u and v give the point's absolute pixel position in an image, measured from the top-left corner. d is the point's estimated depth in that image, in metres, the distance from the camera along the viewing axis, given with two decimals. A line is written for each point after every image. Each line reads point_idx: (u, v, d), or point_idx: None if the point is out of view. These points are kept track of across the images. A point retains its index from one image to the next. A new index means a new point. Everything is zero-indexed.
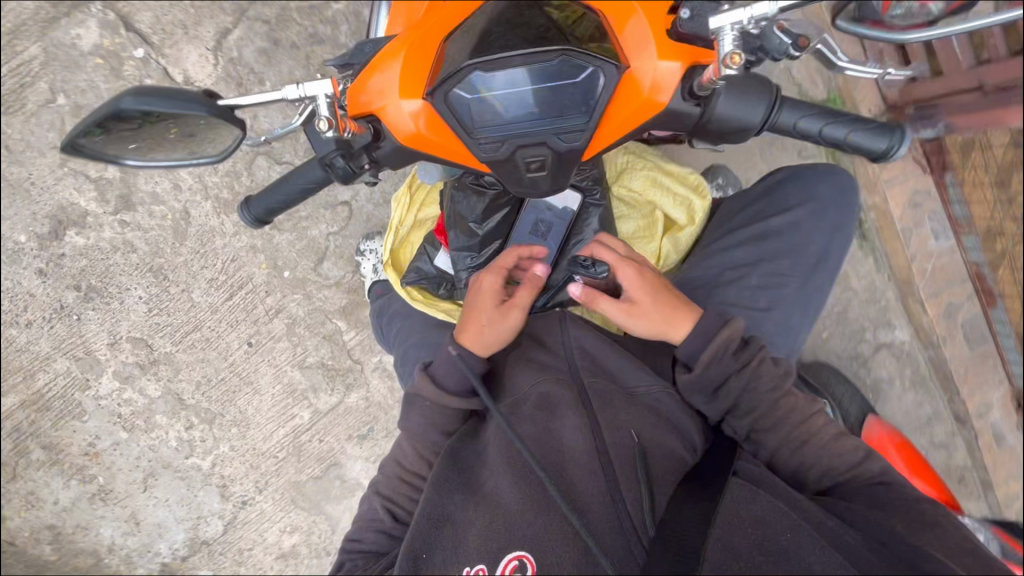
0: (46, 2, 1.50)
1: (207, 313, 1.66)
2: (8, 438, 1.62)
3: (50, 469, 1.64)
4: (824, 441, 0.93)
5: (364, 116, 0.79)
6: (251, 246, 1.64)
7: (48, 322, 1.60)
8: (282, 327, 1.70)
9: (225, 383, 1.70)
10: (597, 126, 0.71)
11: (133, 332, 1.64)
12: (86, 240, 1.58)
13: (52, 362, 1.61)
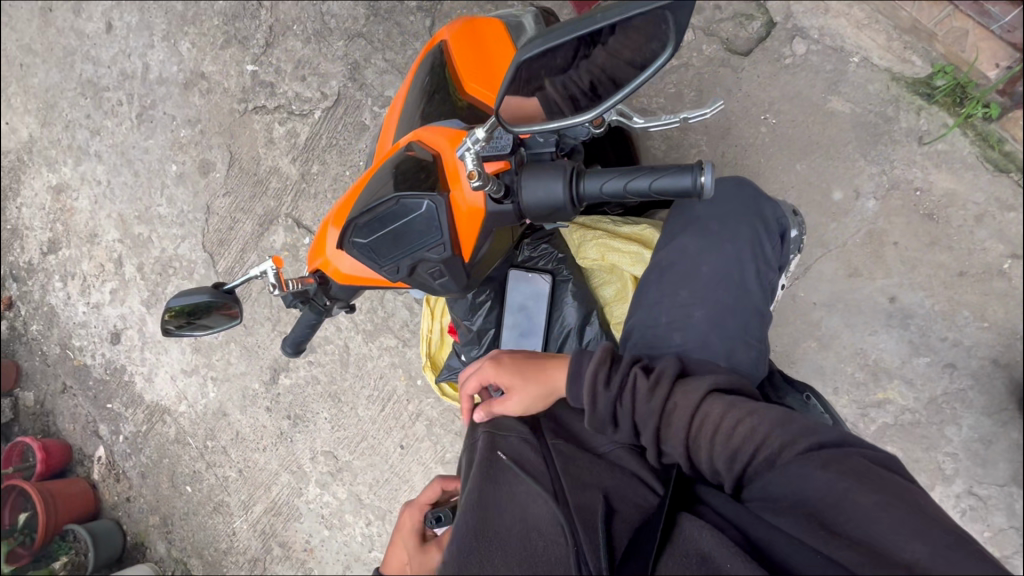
0: (258, 225, 2.25)
1: (370, 424, 2.05)
2: (260, 537, 2.17)
3: (286, 563, 2.13)
4: (744, 454, 0.74)
5: (314, 269, 0.98)
6: (392, 362, 2.02)
7: (275, 446, 2.17)
8: (423, 428, 1.99)
9: (389, 483, 2.02)
10: (454, 236, 0.86)
11: (325, 446, 2.10)
12: (291, 379, 2.16)
13: (279, 476, 2.15)
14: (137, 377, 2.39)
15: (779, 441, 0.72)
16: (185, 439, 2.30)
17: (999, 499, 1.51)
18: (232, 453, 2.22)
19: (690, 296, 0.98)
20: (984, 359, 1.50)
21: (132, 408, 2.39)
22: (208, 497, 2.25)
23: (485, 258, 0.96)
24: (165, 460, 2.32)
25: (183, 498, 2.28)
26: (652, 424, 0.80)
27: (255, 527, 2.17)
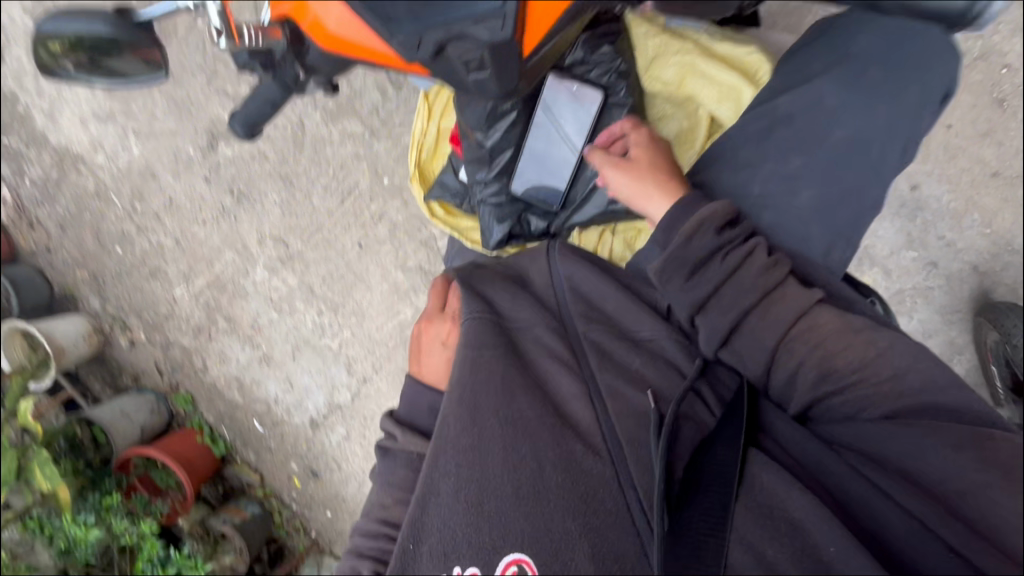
0: None
1: (326, 217, 1.87)
2: (202, 308, 2.06)
3: (231, 335, 2.06)
4: (828, 365, 0.84)
5: (282, 19, 0.71)
6: (356, 154, 1.79)
7: (217, 221, 1.96)
8: (386, 231, 1.84)
9: (344, 279, 1.92)
10: (519, 7, 0.61)
11: (274, 231, 1.92)
12: (233, 151, 1.87)
13: (222, 253, 1.99)
14: (36, 114, 1.97)
15: (860, 355, 0.83)
16: (108, 197, 2.02)
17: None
18: (167, 221, 2.00)
19: (789, 151, 1.02)
20: (963, 263, 1.50)
21: (35, 149, 2.02)
22: (142, 262, 2.08)
23: (543, 59, 0.72)
24: (87, 216, 2.06)
25: (112, 258, 2.09)
26: (724, 290, 0.88)
27: (196, 299, 2.06)
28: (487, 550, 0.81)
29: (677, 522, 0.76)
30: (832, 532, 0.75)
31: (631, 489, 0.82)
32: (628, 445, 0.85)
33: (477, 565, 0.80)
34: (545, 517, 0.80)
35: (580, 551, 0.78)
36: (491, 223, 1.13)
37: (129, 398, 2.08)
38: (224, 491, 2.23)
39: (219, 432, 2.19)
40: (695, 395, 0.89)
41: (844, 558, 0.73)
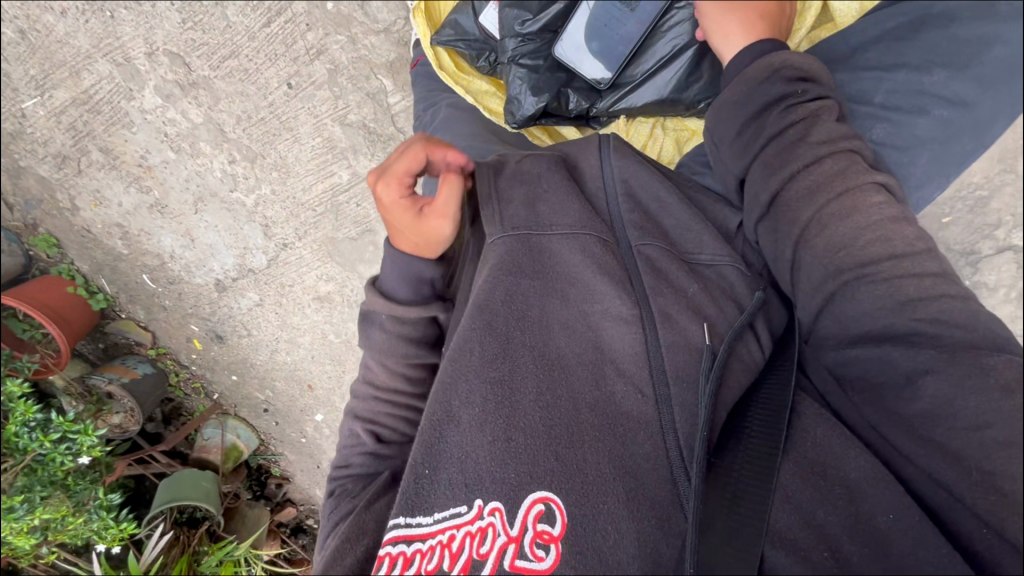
0: None
1: (245, 38, 1.50)
2: (68, 132, 1.62)
3: (112, 174, 1.67)
4: (859, 253, 0.69)
5: None
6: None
7: (82, 14, 1.49)
8: (324, 73, 1.52)
9: (265, 124, 1.59)
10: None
11: (169, 45, 1.51)
12: None
13: (93, 63, 1.53)
14: None
15: (903, 248, 0.67)
16: None
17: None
18: (1, 1, 1.48)
19: (929, 61, 0.89)
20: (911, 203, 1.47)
21: None
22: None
23: None
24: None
25: None
26: (774, 148, 0.78)
27: (55, 118, 1.60)
28: (509, 491, 0.64)
29: (728, 472, 0.61)
30: (886, 500, 0.62)
31: (679, 432, 0.67)
32: (677, 378, 0.69)
33: (497, 506, 0.64)
34: (578, 451, 0.65)
35: (617, 496, 0.62)
36: (524, 93, 1.07)
37: None
38: (105, 347, 1.97)
39: (97, 284, 1.86)
40: (750, 334, 0.76)
41: (905, 533, 0.59)
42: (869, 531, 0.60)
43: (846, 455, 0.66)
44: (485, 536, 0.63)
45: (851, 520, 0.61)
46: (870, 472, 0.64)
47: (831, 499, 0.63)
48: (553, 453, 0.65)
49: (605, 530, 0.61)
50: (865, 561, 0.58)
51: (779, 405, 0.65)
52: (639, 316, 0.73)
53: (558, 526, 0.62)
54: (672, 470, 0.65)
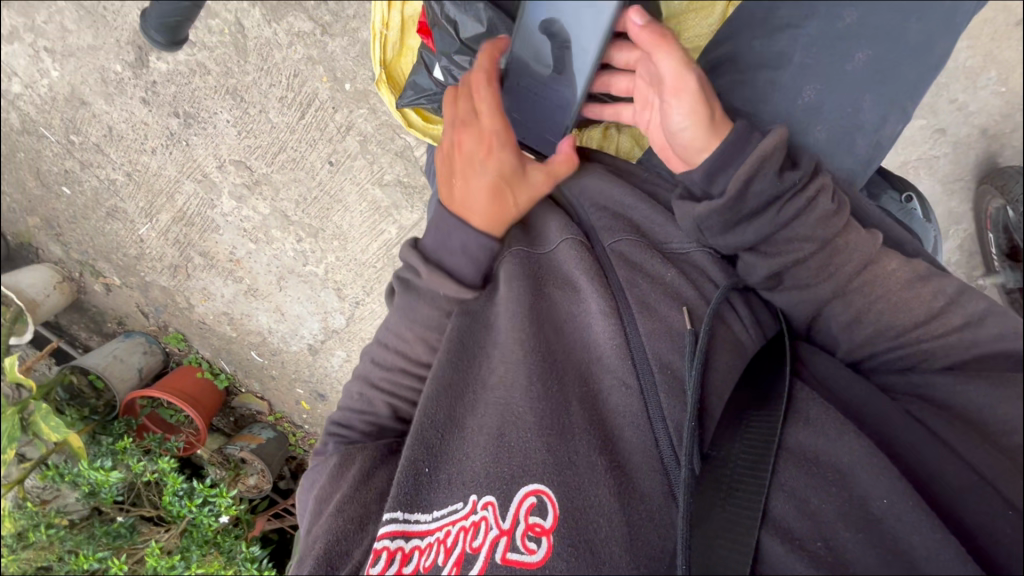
0: None
1: (287, 134, 1.70)
2: (175, 245, 1.94)
3: (212, 271, 1.97)
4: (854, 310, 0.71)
5: None
6: (309, 59, 1.60)
7: (166, 149, 1.78)
8: (356, 145, 1.69)
9: (319, 202, 1.79)
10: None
11: (233, 155, 1.76)
12: (167, 65, 1.66)
13: (182, 185, 1.83)
14: None
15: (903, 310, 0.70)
16: (39, 134, 1.81)
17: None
18: (109, 154, 1.82)
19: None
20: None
21: None
22: (95, 201, 1.90)
23: None
24: (22, 156, 1.86)
25: (63, 201, 1.91)
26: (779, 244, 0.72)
27: (165, 235, 1.93)
28: (503, 483, 0.68)
29: (726, 459, 0.60)
30: (886, 481, 0.58)
31: (666, 420, 0.69)
32: (664, 371, 0.72)
33: (490, 499, 0.68)
34: (567, 445, 0.68)
35: (605, 489, 0.64)
36: None
37: (116, 343, 2.00)
38: (235, 419, 2.28)
39: (219, 367, 2.16)
40: (731, 317, 0.76)
41: (905, 516, 0.56)
42: (861, 515, 0.58)
43: (838, 432, 0.63)
44: (478, 531, 0.66)
45: (844, 504, 0.59)
46: (864, 451, 0.60)
47: (823, 479, 0.61)
48: (543, 446, 0.68)
49: (594, 520, 0.63)
50: (860, 543, 0.57)
51: (767, 389, 0.65)
52: (616, 310, 0.76)
53: (550, 518, 0.64)
54: (662, 463, 0.67)
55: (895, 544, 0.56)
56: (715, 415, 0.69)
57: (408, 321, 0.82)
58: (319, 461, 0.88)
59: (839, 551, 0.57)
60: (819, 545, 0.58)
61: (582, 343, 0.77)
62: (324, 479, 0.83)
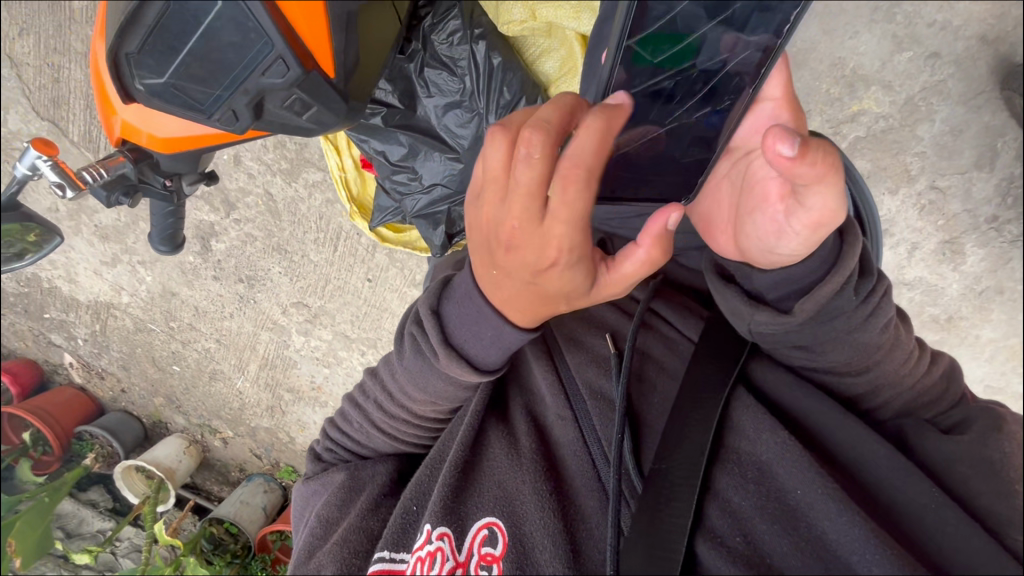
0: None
1: (328, 268, 1.47)
2: (271, 404, 1.70)
3: (301, 403, 1.67)
4: (871, 351, 0.49)
5: (120, 143, 0.57)
6: (325, 198, 1.38)
7: (239, 309, 1.57)
8: (384, 256, 1.42)
9: (369, 316, 1.50)
10: (294, 40, 0.47)
11: (291, 298, 1.53)
12: (226, 245, 1.49)
13: (259, 338, 1.61)
14: (57, 282, 1.64)
15: (905, 351, 0.50)
16: (146, 327, 1.66)
17: (951, 190, 1.03)
18: (202, 338, 1.64)
19: None
20: (969, 39, 0.95)
21: (73, 312, 1.68)
22: (199, 370, 1.70)
23: (361, 71, 0.56)
24: (140, 350, 1.70)
25: (176, 381, 1.74)
26: (835, 335, 0.48)
27: (258, 382, 1.67)
28: (454, 505, 0.51)
29: (668, 476, 0.44)
30: (802, 470, 0.43)
31: (601, 441, 0.49)
32: (592, 392, 0.52)
33: (445, 526, 0.49)
34: (512, 470, 0.51)
35: (548, 508, 0.47)
36: (426, 229, 0.80)
37: (240, 488, 1.78)
38: None
39: None
40: (659, 320, 0.56)
41: (819, 503, 0.41)
42: (778, 506, 0.43)
43: (757, 423, 0.46)
44: (433, 563, 0.48)
45: (759, 494, 0.44)
46: (783, 439, 0.45)
47: (739, 475, 0.45)
48: (494, 475, 0.52)
49: (536, 542, 0.47)
50: (775, 537, 0.42)
51: (700, 382, 0.48)
52: (548, 348, 0.56)
53: (500, 543, 0.48)
54: (593, 467, 0.49)
55: (811, 533, 0.41)
56: (656, 427, 0.50)
57: (407, 375, 0.52)
58: (327, 472, 0.64)
59: (759, 549, 0.42)
60: (737, 541, 0.42)
61: (524, 379, 0.58)
62: (329, 496, 0.60)
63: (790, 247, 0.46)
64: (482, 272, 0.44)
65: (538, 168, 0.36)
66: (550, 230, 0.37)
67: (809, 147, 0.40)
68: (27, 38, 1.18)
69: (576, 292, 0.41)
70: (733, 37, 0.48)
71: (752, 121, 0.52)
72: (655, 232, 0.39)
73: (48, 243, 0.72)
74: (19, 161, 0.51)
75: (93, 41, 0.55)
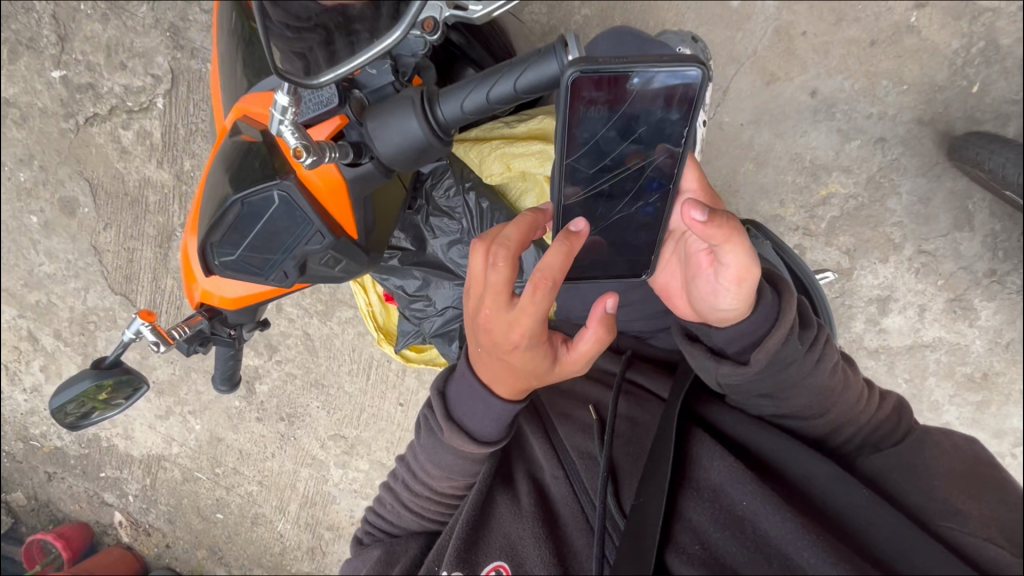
0: (96, 203, 1.43)
1: (362, 396, 1.55)
2: (309, 546, 1.66)
3: (341, 540, 1.63)
4: (827, 394, 0.53)
5: (201, 306, 0.72)
6: (357, 331, 1.51)
7: (281, 447, 1.62)
8: (414, 379, 1.50)
9: (404, 440, 1.54)
10: (327, 218, 0.63)
11: (329, 430, 1.58)
12: (268, 384, 1.59)
13: (298, 475, 1.63)
14: (114, 440, 1.72)
15: (857, 391, 0.54)
16: (193, 476, 1.69)
17: (942, 252, 1.11)
18: (244, 482, 1.66)
19: None
20: (908, 122, 1.08)
21: (127, 468, 1.73)
22: (242, 515, 1.68)
23: (378, 228, 0.72)
24: (186, 501, 1.71)
25: (221, 536, 1.71)
26: (792, 381, 0.52)
27: (300, 523, 1.65)
28: (467, 555, 0.55)
29: (643, 509, 0.45)
30: (746, 483, 0.47)
31: (587, 490, 0.55)
32: (581, 453, 0.56)
33: (458, 573, 0.54)
34: (516, 520, 0.56)
35: (549, 557, 0.52)
36: (443, 345, 0.93)
37: None
38: None
39: None
40: (634, 385, 0.62)
41: (762, 509, 0.45)
42: (730, 516, 0.47)
43: (710, 451, 0.50)
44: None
45: (714, 508, 0.48)
46: (732, 461, 0.49)
47: (697, 495, 0.49)
48: (501, 529, 0.57)
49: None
50: (729, 543, 0.46)
51: (670, 415, 0.51)
52: (543, 424, 0.61)
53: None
54: (583, 512, 0.55)
55: (758, 537, 0.45)
56: (637, 470, 0.53)
57: (426, 453, 0.60)
58: (364, 552, 0.69)
59: (716, 554, 0.45)
60: (696, 549, 0.46)
61: (525, 449, 0.63)
62: (366, 571, 0.65)
63: (729, 305, 0.50)
64: (474, 356, 0.54)
65: (503, 272, 0.47)
66: (513, 320, 0.47)
67: (716, 213, 0.47)
68: (110, 230, 1.44)
69: (541, 369, 0.50)
70: (662, 148, 0.49)
71: (678, 206, 0.54)
72: (599, 315, 0.49)
73: (135, 391, 0.85)
74: (129, 328, 0.67)
75: (187, 232, 0.72)
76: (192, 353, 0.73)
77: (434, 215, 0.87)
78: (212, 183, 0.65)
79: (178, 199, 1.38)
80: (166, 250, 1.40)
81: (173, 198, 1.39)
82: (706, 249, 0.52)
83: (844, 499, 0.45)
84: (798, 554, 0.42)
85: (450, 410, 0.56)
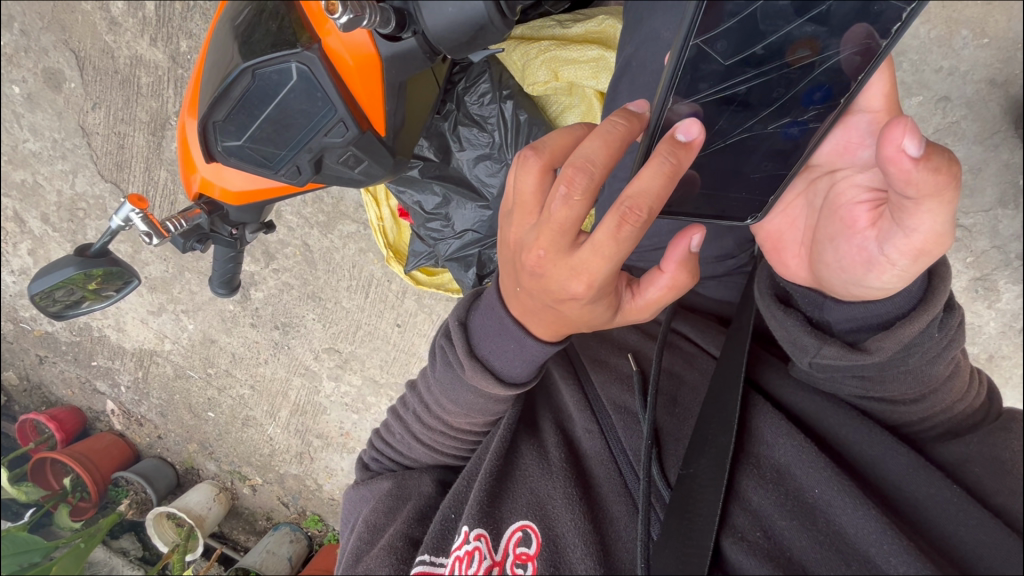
0: (80, 76, 1.29)
1: (359, 313, 1.49)
2: (297, 453, 1.66)
3: (329, 449, 1.63)
4: (932, 382, 0.47)
5: (201, 198, 0.64)
6: (358, 247, 1.44)
7: (274, 355, 1.59)
8: (415, 301, 1.44)
9: (398, 361, 1.50)
10: (353, 105, 0.55)
11: (323, 343, 1.54)
12: (264, 292, 1.54)
13: (290, 384, 1.61)
14: (106, 330, 1.68)
15: (962, 378, 0.49)
16: (185, 374, 1.67)
17: (975, 228, 1.00)
18: (236, 385, 1.65)
19: None
20: (979, 82, 0.93)
21: (119, 359, 1.70)
22: (233, 416, 1.69)
23: (407, 127, 0.63)
24: (178, 397, 1.71)
25: (211, 433, 1.72)
26: (900, 369, 0.47)
27: (289, 429, 1.64)
28: (489, 508, 0.53)
29: (695, 479, 0.46)
30: (818, 470, 0.46)
31: (627, 451, 0.53)
32: (616, 406, 0.55)
33: (481, 528, 0.52)
34: (544, 477, 0.54)
35: (579, 511, 0.50)
36: (458, 271, 0.86)
37: (265, 537, 1.68)
38: None
39: None
40: (680, 339, 0.61)
41: (836, 500, 0.45)
42: (798, 503, 0.47)
43: (775, 428, 0.50)
44: (471, 562, 0.51)
45: (778, 493, 0.47)
46: (799, 442, 0.48)
47: (759, 477, 0.48)
48: (527, 483, 0.54)
49: (569, 542, 0.50)
50: (796, 533, 0.45)
51: (726, 386, 0.50)
52: (573, 368, 0.59)
53: (533, 543, 0.51)
54: (620, 473, 0.53)
55: (829, 528, 0.45)
56: (682, 436, 0.53)
57: (441, 388, 0.55)
58: (372, 480, 0.66)
59: (781, 545, 0.45)
60: (758, 538, 0.46)
61: (554, 400, 0.61)
62: (375, 504, 0.63)
63: (880, 279, 0.44)
64: (509, 292, 0.48)
65: (577, 208, 0.39)
66: (581, 264, 0.40)
67: (932, 150, 0.37)
68: (99, 110, 1.32)
69: (600, 317, 0.45)
70: (858, 29, 0.39)
71: (843, 134, 0.48)
72: (680, 257, 0.42)
73: (125, 284, 0.80)
74: (118, 214, 0.59)
75: (184, 115, 0.64)
76: (188, 251, 0.66)
77: (461, 123, 0.78)
78: (216, 48, 0.56)
79: (172, 81, 1.25)
80: (161, 139, 1.29)
81: (166, 81, 1.26)
82: (867, 203, 0.45)
83: (919, 490, 0.45)
84: (880, 555, 0.42)
85: (473, 348, 0.51)
